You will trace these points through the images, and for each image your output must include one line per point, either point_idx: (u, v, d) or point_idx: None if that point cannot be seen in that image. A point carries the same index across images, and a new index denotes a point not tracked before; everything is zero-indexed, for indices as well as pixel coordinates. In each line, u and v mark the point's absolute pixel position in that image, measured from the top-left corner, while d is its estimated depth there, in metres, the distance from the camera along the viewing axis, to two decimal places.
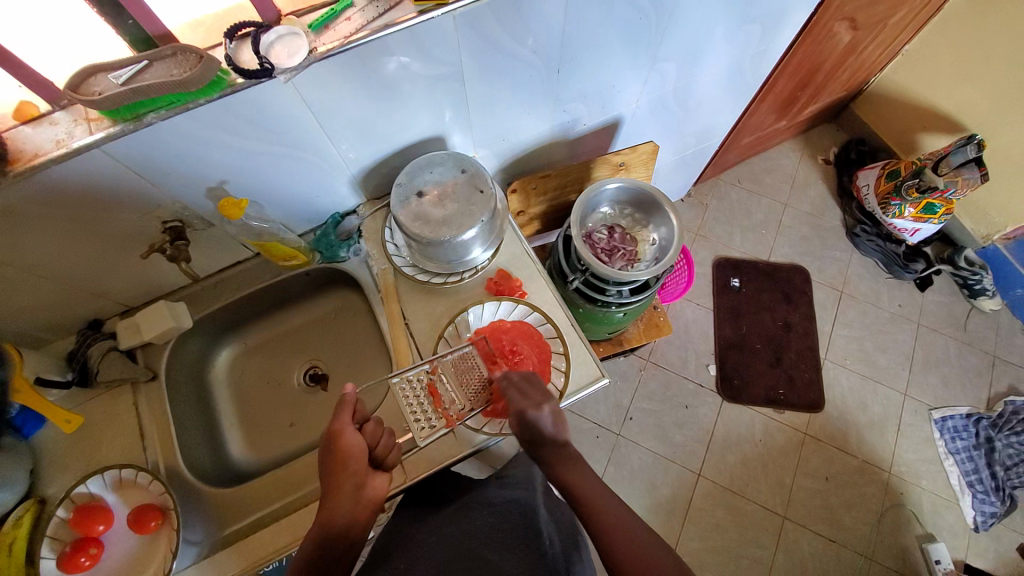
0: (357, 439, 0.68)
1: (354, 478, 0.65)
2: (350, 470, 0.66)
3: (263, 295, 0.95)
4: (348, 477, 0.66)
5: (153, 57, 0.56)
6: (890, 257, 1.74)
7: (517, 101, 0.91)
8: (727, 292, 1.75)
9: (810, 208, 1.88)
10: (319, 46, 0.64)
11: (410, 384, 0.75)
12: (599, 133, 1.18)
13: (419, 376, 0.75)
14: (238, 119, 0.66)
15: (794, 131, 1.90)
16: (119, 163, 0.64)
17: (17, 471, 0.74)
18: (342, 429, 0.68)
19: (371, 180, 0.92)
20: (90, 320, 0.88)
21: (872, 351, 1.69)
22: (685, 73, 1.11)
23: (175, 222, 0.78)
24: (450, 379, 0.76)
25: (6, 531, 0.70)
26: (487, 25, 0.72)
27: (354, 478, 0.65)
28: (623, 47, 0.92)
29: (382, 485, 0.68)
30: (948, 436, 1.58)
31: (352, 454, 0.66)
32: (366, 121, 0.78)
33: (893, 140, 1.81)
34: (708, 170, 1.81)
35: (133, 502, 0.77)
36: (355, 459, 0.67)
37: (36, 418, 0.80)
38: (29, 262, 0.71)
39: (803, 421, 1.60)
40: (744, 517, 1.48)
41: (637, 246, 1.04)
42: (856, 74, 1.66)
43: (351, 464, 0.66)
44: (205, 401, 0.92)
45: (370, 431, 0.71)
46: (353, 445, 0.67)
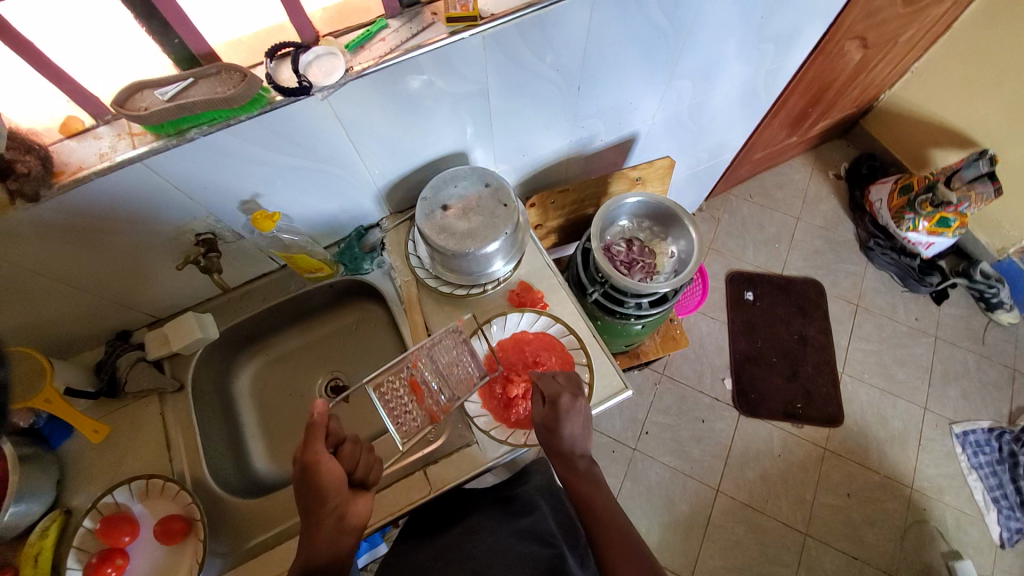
0: (333, 463, 0.64)
1: (334, 510, 0.63)
2: (334, 493, 0.63)
3: (288, 307, 0.97)
4: (331, 504, 0.63)
5: (198, 75, 0.59)
6: (906, 271, 1.73)
7: (538, 117, 0.94)
8: (741, 305, 1.75)
9: (823, 222, 1.89)
10: (355, 65, 0.66)
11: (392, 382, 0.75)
12: (616, 148, 1.19)
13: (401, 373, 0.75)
14: (274, 135, 0.68)
15: (804, 146, 1.92)
16: (159, 176, 0.66)
17: (44, 480, 0.75)
18: (318, 453, 0.64)
19: (395, 195, 0.94)
20: (119, 330, 0.89)
21: (890, 365, 1.68)
22: (700, 90, 1.13)
23: (207, 233, 0.79)
24: (432, 372, 0.76)
25: (32, 541, 0.71)
26: (514, 45, 0.75)
27: (335, 510, 0.63)
28: (641, 66, 0.94)
29: (364, 508, 0.67)
30: (970, 450, 1.56)
31: (331, 484, 0.64)
32: (394, 138, 0.80)
33: (903, 155, 1.83)
34: (720, 185, 1.82)
35: (157, 513, 0.77)
36: (335, 486, 0.64)
37: (63, 428, 0.81)
38: (67, 273, 0.74)
39: (822, 436, 1.57)
40: (764, 533, 1.45)
41: (655, 259, 1.05)
42: (865, 91, 1.68)
43: (332, 491, 0.63)
44: (229, 413, 0.93)
45: (346, 453, 0.69)
46: (332, 469, 0.64)
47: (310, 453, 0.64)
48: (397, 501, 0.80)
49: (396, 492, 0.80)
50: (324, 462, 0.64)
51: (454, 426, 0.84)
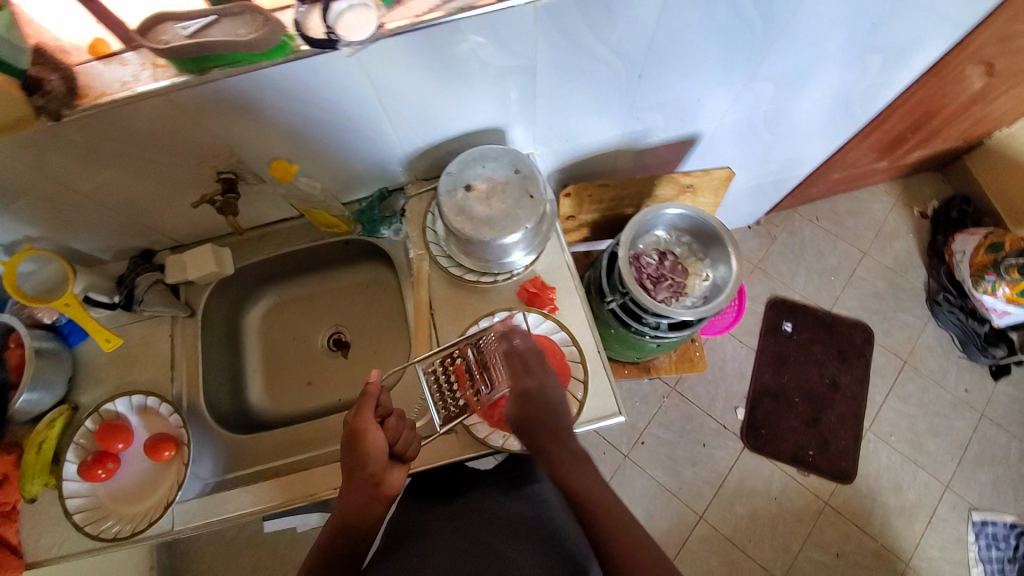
0: (379, 435, 0.67)
1: (371, 476, 0.66)
2: (374, 463, 0.66)
3: (302, 255, 0.96)
4: (370, 472, 0.66)
5: (222, 13, 0.56)
6: (969, 336, 1.57)
7: (588, 103, 0.86)
8: (775, 335, 1.63)
9: (891, 263, 1.71)
10: (389, 22, 0.61)
11: (439, 369, 0.79)
12: (672, 146, 1.09)
13: (448, 360, 0.79)
14: (300, 85, 0.65)
15: (892, 175, 1.72)
16: (180, 112, 0.65)
17: (56, 375, 0.81)
18: (366, 423, 0.67)
19: (424, 161, 0.90)
20: (142, 249, 0.92)
21: (923, 434, 1.54)
22: (780, 99, 1.00)
23: (228, 173, 0.80)
24: (477, 360, 0.78)
25: (39, 430, 0.78)
26: (570, 21, 0.67)
27: (372, 476, 0.66)
28: (715, 62, 0.84)
29: (398, 480, 0.69)
30: (983, 542, 1.44)
31: (373, 456, 0.66)
32: (428, 104, 0.76)
33: (1004, 207, 1.61)
34: (784, 201, 1.67)
35: (152, 428, 0.82)
36: (376, 457, 0.67)
37: (80, 330, 0.85)
38: (95, 189, 0.75)
39: (827, 489, 1.49)
40: (738, 570, 1.42)
41: (687, 280, 0.97)
42: (977, 125, 1.47)
43: (373, 461, 0.66)
44: (233, 346, 0.96)
45: (391, 427, 0.71)
46: (377, 442, 0.67)
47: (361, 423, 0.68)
48: None
49: None
50: (371, 434, 0.67)
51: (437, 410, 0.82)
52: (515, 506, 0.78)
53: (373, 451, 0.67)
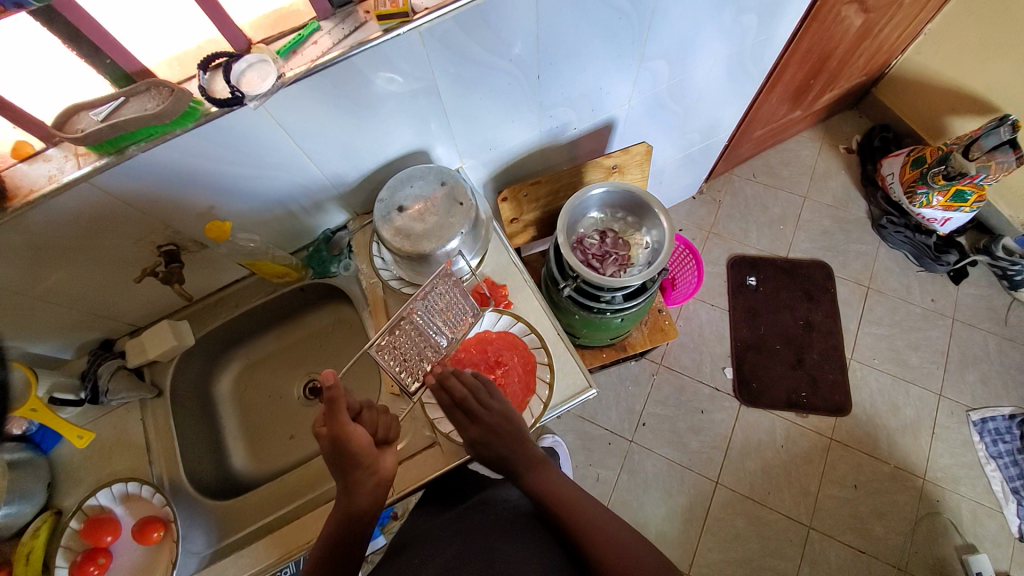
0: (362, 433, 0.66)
1: (367, 468, 0.67)
2: (367, 458, 0.66)
3: (261, 312, 0.98)
4: (360, 466, 0.66)
5: (129, 93, 0.60)
6: (920, 249, 1.64)
7: (499, 110, 0.91)
8: (743, 291, 1.68)
9: (831, 200, 1.79)
10: (288, 70, 0.66)
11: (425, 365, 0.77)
12: (593, 135, 1.16)
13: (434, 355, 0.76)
14: (216, 145, 0.69)
15: (811, 121, 1.82)
16: (109, 194, 0.68)
17: (34, 485, 0.79)
18: (345, 426, 0.64)
19: (359, 196, 0.94)
20: (101, 341, 0.93)
21: (903, 350, 1.59)
22: (678, 70, 1.08)
23: (169, 245, 0.82)
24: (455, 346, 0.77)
25: (24, 541, 0.75)
26: (458, 40, 0.73)
27: (367, 465, 0.67)
28: (607, 51, 0.91)
29: (390, 462, 0.69)
30: (988, 439, 1.47)
31: (363, 446, 0.65)
32: (346, 140, 0.80)
33: (919, 125, 1.72)
34: (720, 166, 1.75)
35: (139, 514, 0.81)
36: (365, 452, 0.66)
37: (52, 434, 0.85)
38: (41, 290, 0.77)
39: (829, 426, 1.51)
40: (766, 526, 1.41)
41: (629, 251, 1.02)
42: (872, 58, 1.59)
43: (363, 455, 0.66)
44: (210, 416, 0.96)
45: (368, 419, 0.69)
46: (361, 438, 0.65)
47: (339, 428, 0.64)
48: None
49: None
50: (355, 435, 0.65)
51: (416, 426, 0.83)
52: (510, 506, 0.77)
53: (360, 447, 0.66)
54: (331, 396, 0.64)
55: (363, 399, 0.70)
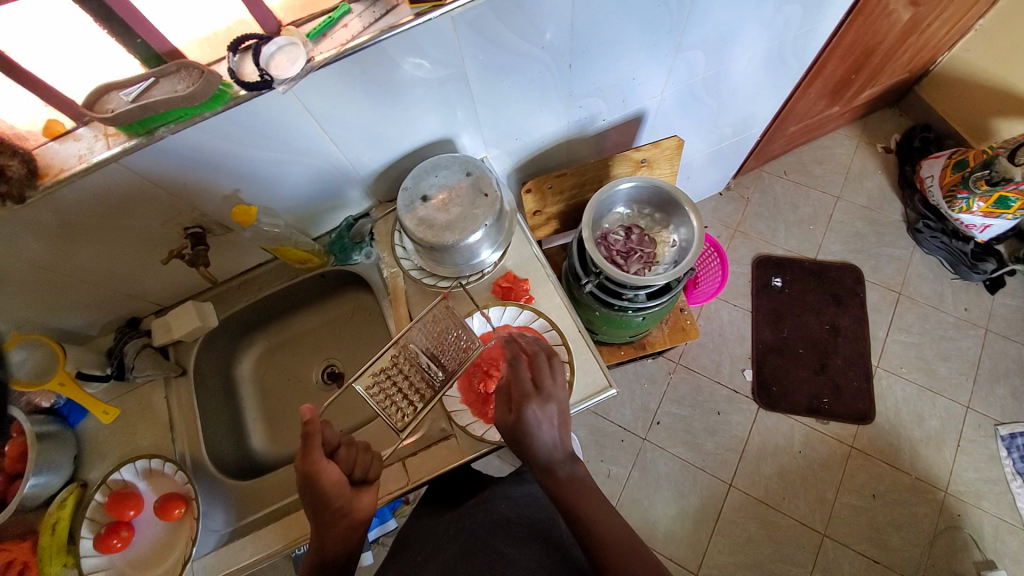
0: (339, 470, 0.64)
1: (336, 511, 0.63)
2: (340, 497, 0.63)
3: (282, 296, 0.99)
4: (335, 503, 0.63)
5: (159, 74, 0.59)
6: (956, 256, 1.58)
7: (527, 100, 0.89)
8: (767, 292, 1.64)
9: (865, 202, 1.73)
10: (318, 54, 0.64)
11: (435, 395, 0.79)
12: (622, 128, 1.12)
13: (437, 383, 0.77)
14: (243, 129, 0.69)
15: (848, 118, 1.75)
16: (137, 175, 0.69)
17: (62, 457, 0.81)
18: (315, 461, 0.62)
19: (382, 183, 0.93)
20: (127, 318, 0.94)
21: (932, 360, 1.54)
22: (715, 62, 1.03)
23: (195, 228, 0.83)
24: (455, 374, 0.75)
25: (51, 511, 0.77)
26: (490, 26, 0.70)
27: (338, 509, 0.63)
28: (641, 41, 0.87)
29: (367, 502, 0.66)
30: (1017, 455, 1.42)
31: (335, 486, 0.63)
32: (372, 126, 0.79)
33: (962, 126, 1.64)
34: (750, 162, 1.69)
35: (160, 490, 0.82)
36: (341, 487, 0.63)
37: (79, 408, 0.87)
38: (70, 267, 0.78)
39: (850, 434, 1.48)
40: (778, 531, 1.40)
41: (655, 248, 1.00)
42: (918, 54, 1.51)
43: (337, 492, 0.63)
44: (230, 397, 0.97)
45: (343, 456, 0.67)
46: (334, 477, 0.63)
47: (312, 465, 0.62)
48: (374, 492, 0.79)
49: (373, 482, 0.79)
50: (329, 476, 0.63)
51: (433, 417, 0.82)
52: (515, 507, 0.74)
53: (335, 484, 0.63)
54: (307, 431, 0.64)
55: (343, 435, 0.68)
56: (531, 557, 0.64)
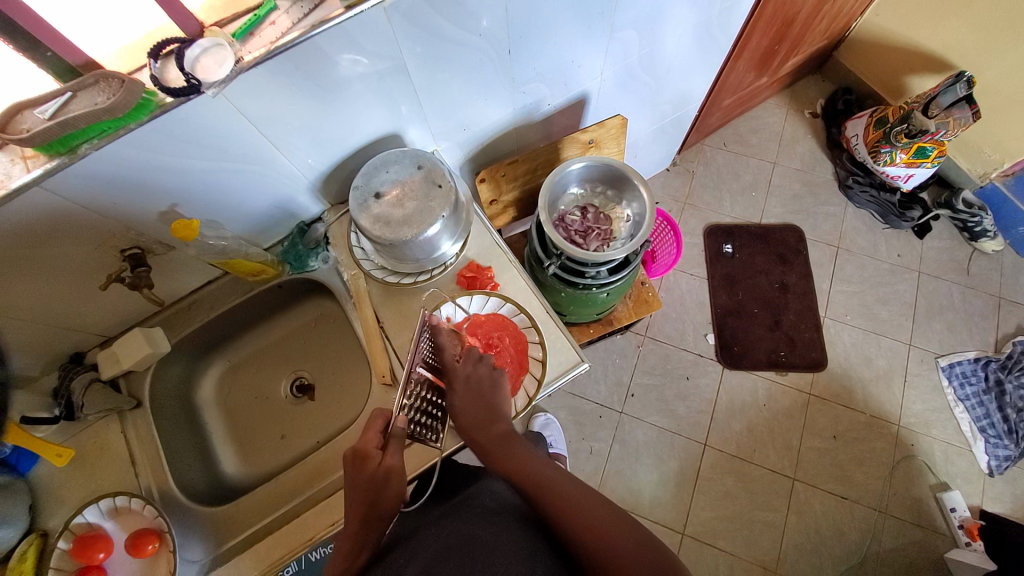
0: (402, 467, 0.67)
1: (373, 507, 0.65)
2: (391, 482, 0.65)
3: (238, 311, 0.95)
4: (393, 487, 0.66)
5: (76, 87, 0.55)
6: (886, 208, 1.71)
7: (471, 89, 0.89)
8: (720, 258, 1.71)
9: (800, 164, 1.83)
10: (246, 54, 0.62)
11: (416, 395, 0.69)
12: (566, 111, 1.14)
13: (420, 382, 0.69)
14: (175, 139, 0.66)
15: (776, 86, 1.85)
16: (65, 198, 0.65)
17: (17, 508, 0.75)
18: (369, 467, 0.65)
19: (332, 185, 0.91)
20: (70, 354, 0.88)
21: (873, 305, 1.66)
22: (648, 40, 1.07)
23: (134, 249, 0.78)
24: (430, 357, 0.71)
25: (12, 566, 0.72)
26: (425, 17, 0.70)
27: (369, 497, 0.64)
28: (576, 23, 0.89)
29: (393, 496, 0.66)
30: (956, 383, 1.56)
31: (383, 483, 0.65)
32: (315, 127, 0.77)
33: (880, 85, 1.76)
34: (691, 137, 1.76)
35: (131, 527, 0.78)
36: (394, 479, 0.66)
37: (29, 455, 0.81)
38: (0, 305, 0.72)
39: (808, 382, 1.58)
40: (753, 482, 1.47)
41: (611, 225, 1.02)
42: (834, 21, 1.61)
43: (394, 478, 0.66)
44: (194, 423, 0.93)
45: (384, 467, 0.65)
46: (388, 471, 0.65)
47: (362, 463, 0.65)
48: None
49: None
50: (392, 465, 0.65)
51: None
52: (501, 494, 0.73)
53: (391, 471, 0.65)
54: (359, 450, 0.66)
55: (377, 453, 0.66)
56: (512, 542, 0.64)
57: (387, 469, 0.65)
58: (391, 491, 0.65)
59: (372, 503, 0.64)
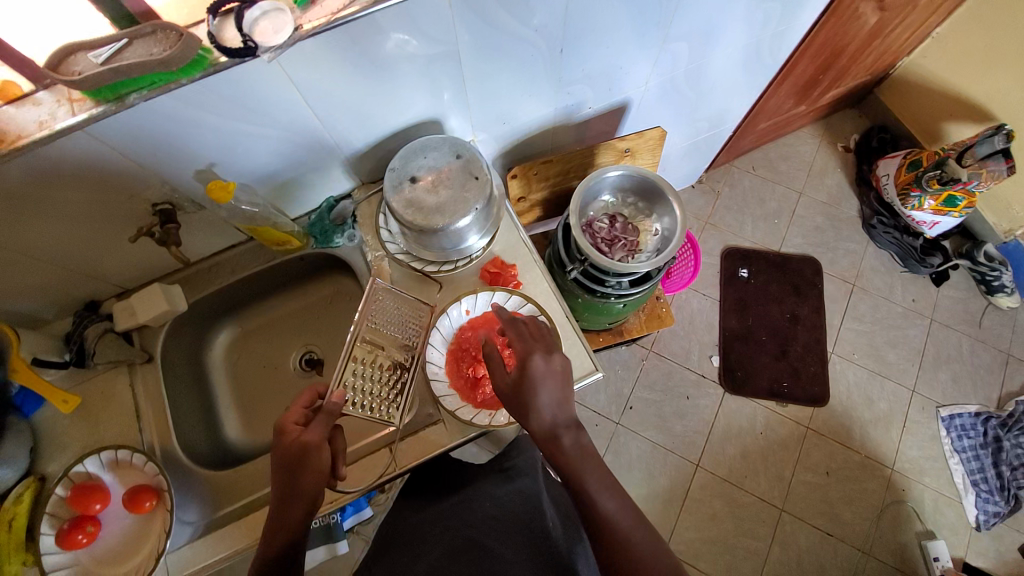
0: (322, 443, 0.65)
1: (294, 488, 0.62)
2: (309, 458, 0.63)
3: (256, 280, 0.95)
4: (311, 467, 0.63)
5: (132, 35, 0.55)
6: (907, 251, 1.69)
7: (517, 83, 0.88)
8: (735, 282, 1.71)
9: (826, 198, 1.82)
10: (306, 22, 0.61)
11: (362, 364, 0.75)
12: (605, 117, 1.13)
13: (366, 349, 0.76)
14: (223, 99, 0.65)
15: (812, 117, 1.84)
16: (106, 145, 0.64)
17: (18, 450, 0.75)
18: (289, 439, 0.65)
19: (366, 164, 0.90)
20: (86, 302, 0.88)
21: (881, 346, 1.65)
22: (698, 56, 1.05)
23: (165, 204, 0.78)
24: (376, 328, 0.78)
25: (6, 507, 0.72)
26: (485, 4, 0.69)
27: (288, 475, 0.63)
28: (631, 30, 0.88)
29: (313, 477, 0.63)
30: (954, 434, 1.55)
31: (301, 460, 0.63)
32: (360, 104, 0.76)
33: (917, 128, 1.75)
34: (721, 157, 1.75)
35: (129, 482, 0.78)
36: (314, 454, 0.64)
37: (35, 397, 0.81)
38: (26, 245, 0.72)
39: (806, 415, 1.57)
40: (741, 508, 1.48)
41: (639, 236, 1.02)
42: (880, 59, 1.59)
43: (310, 456, 0.63)
44: (201, 384, 0.93)
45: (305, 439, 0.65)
46: (306, 446, 0.64)
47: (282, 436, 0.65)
48: (361, 476, 0.78)
49: (359, 467, 0.79)
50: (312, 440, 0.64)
51: (421, 402, 0.83)
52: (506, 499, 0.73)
53: (308, 446, 0.64)
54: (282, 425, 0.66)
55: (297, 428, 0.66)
56: (515, 550, 0.63)
57: (303, 443, 0.64)
58: (309, 469, 0.63)
59: (290, 480, 0.62)
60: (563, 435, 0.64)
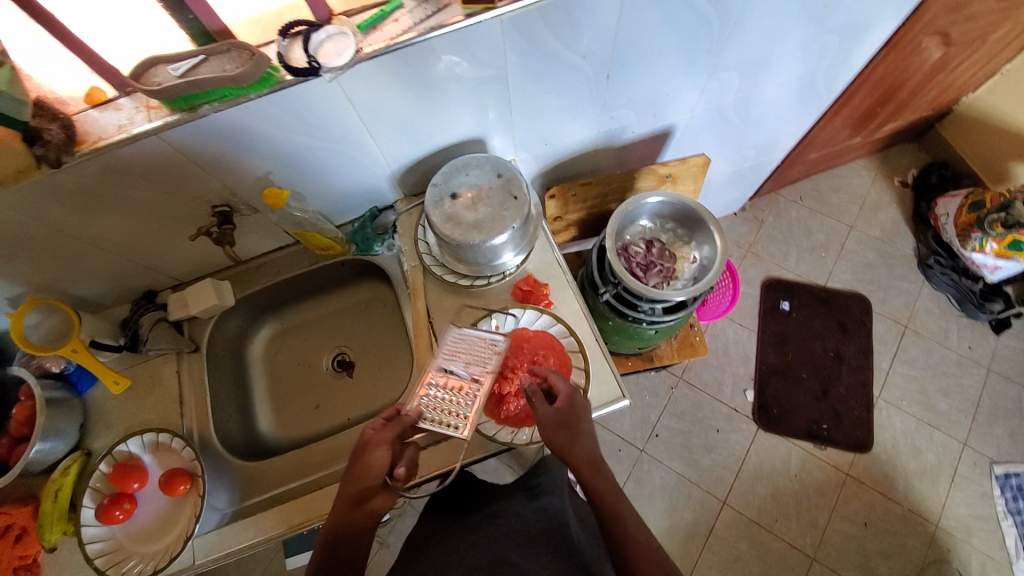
0: (382, 446, 0.67)
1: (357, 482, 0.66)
2: (371, 453, 0.67)
3: (298, 281, 0.99)
4: (373, 460, 0.66)
5: (210, 52, 0.59)
6: (966, 294, 1.59)
7: (562, 107, 0.89)
8: (775, 315, 1.65)
9: (878, 233, 1.74)
10: (365, 46, 0.65)
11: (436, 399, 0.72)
12: (648, 141, 1.12)
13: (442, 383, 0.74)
14: (284, 113, 0.69)
15: (868, 149, 1.76)
16: (174, 150, 0.69)
17: (67, 423, 0.82)
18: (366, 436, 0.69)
19: (410, 178, 0.93)
20: (143, 291, 0.94)
21: (933, 394, 1.55)
22: (748, 85, 1.04)
23: (223, 207, 0.83)
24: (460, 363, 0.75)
25: (55, 477, 0.79)
26: (537, 32, 0.71)
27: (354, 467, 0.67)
28: (681, 58, 0.87)
29: (375, 464, 0.66)
30: (1011, 496, 1.43)
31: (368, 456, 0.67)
32: (408, 121, 0.79)
33: (980, 167, 1.64)
34: (767, 185, 1.70)
35: (165, 464, 0.83)
36: (374, 450, 0.67)
37: (88, 376, 0.87)
38: (98, 236, 0.78)
39: (845, 461, 1.48)
40: (768, 552, 1.40)
41: (675, 263, 1.00)
42: (944, 93, 1.52)
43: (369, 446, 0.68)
44: (240, 377, 0.98)
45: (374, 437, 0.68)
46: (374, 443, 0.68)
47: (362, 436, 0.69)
48: None
49: None
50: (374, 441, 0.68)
51: None
52: (532, 515, 0.73)
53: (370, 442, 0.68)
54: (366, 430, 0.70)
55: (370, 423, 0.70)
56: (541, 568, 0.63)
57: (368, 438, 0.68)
58: (369, 463, 0.66)
59: (354, 473, 0.67)
60: (597, 469, 0.69)
